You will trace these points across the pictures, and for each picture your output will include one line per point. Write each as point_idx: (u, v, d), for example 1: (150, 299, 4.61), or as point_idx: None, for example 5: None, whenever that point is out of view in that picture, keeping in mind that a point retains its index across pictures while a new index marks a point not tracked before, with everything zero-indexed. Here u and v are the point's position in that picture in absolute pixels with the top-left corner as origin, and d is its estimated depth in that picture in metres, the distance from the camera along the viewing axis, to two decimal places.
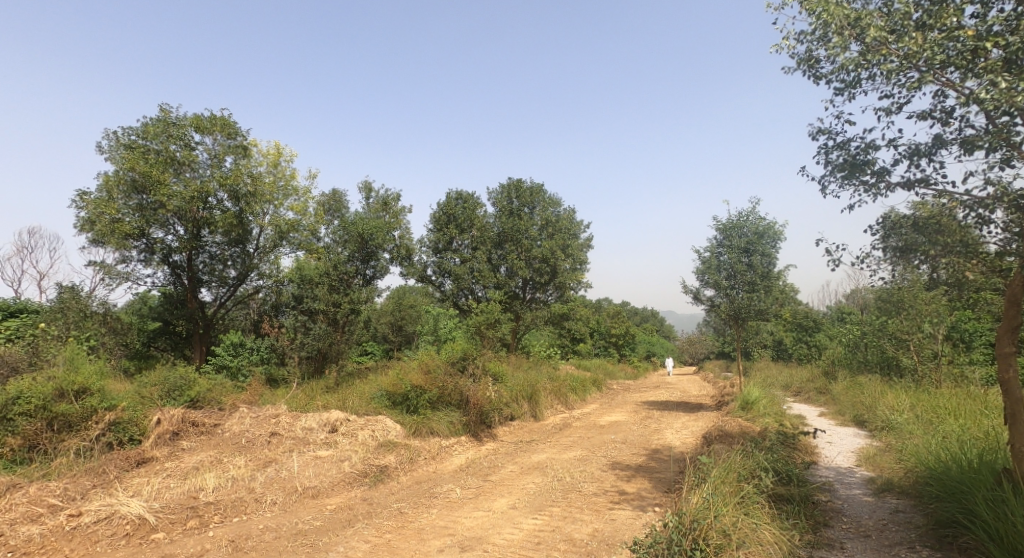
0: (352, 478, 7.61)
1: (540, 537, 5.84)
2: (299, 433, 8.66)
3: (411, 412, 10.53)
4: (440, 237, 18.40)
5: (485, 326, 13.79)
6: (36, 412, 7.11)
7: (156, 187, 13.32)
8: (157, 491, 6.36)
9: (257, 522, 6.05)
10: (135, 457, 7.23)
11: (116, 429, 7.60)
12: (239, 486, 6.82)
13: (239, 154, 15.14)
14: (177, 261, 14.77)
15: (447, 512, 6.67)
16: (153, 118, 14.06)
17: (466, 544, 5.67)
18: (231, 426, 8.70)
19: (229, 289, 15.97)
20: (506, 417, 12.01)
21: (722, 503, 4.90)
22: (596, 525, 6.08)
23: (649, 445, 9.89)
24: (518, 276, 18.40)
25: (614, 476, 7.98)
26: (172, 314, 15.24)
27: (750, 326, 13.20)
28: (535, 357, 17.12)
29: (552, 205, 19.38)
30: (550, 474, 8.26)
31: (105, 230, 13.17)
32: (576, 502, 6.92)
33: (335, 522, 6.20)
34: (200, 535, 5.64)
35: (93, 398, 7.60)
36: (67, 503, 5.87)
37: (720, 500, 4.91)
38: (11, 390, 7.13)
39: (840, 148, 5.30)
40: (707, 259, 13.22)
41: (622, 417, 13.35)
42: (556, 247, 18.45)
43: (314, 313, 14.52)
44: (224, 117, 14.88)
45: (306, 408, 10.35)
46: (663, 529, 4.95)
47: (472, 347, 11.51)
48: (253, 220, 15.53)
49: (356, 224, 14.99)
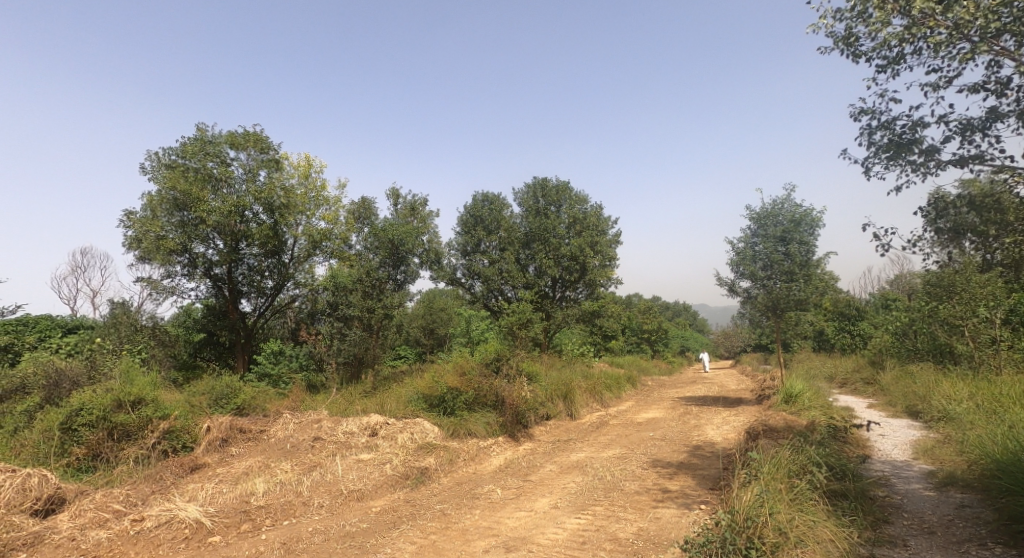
0: (395, 481, 7.72)
1: (585, 537, 5.80)
2: (340, 438, 8.84)
3: (448, 415, 10.60)
4: (469, 239, 18.83)
5: (517, 326, 13.89)
6: (97, 422, 7.44)
7: (196, 204, 13.82)
8: (211, 496, 6.59)
9: (306, 525, 6.19)
10: (189, 464, 7.49)
11: (170, 437, 7.90)
12: (287, 490, 6.99)
13: (272, 168, 15.51)
14: (218, 274, 15.23)
15: (490, 513, 6.69)
16: (191, 138, 14.56)
17: (511, 545, 5.69)
18: (276, 432, 8.91)
19: (267, 299, 16.39)
20: (542, 417, 12.02)
21: (776, 500, 4.78)
22: (641, 525, 6.00)
23: (689, 441, 9.73)
24: (547, 275, 18.43)
25: (656, 474, 7.86)
26: (215, 325, 15.77)
27: (790, 318, 12.80)
28: (568, 357, 16.98)
29: (579, 202, 19.26)
30: (590, 473, 8.21)
31: (151, 247, 13.79)
32: (619, 501, 6.85)
33: (380, 524, 6.31)
34: (254, 539, 5.80)
35: (148, 408, 7.91)
36: (130, 508, 6.11)
37: (773, 497, 4.79)
38: (75, 402, 7.51)
39: (885, 128, 5.11)
40: (741, 250, 12.92)
41: (659, 413, 13.16)
42: (585, 244, 18.31)
43: (349, 319, 14.72)
44: (256, 132, 15.32)
45: (346, 412, 10.60)
46: (714, 527, 4.87)
47: (504, 348, 11.63)
48: (288, 231, 15.87)
49: (386, 231, 15.30)
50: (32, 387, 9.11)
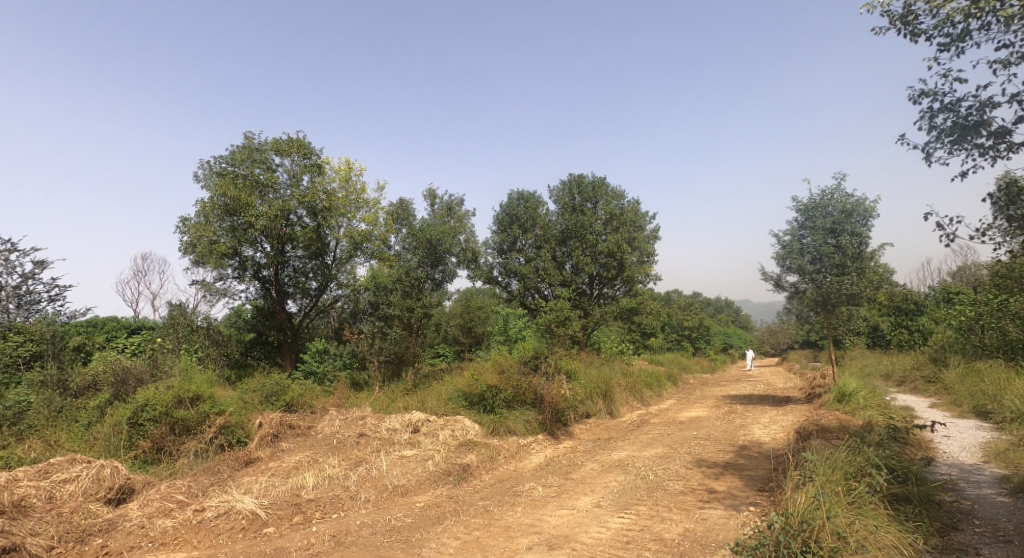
0: (437, 477, 7.85)
1: (629, 536, 5.76)
2: (384, 434, 9.04)
3: (488, 412, 10.68)
4: (504, 238, 19.02)
5: (555, 324, 13.88)
6: (160, 418, 7.86)
7: (245, 209, 14.37)
8: (265, 489, 6.86)
9: (355, 519, 6.37)
10: (243, 458, 7.82)
11: (226, 432, 8.25)
12: (336, 484, 7.21)
13: (315, 172, 15.95)
14: (265, 276, 15.76)
15: (532, 511, 6.72)
16: (239, 146, 15.15)
17: (554, 542, 5.71)
18: (323, 428, 9.20)
19: (312, 300, 16.86)
20: (581, 415, 11.97)
21: (833, 504, 4.62)
22: (687, 525, 5.91)
23: (734, 441, 9.50)
24: (584, 272, 18.38)
25: (701, 474, 7.72)
26: (264, 325, 16.35)
27: (841, 313, 12.32)
28: (607, 354, 16.85)
29: (616, 197, 19.02)
30: (632, 472, 8.13)
31: (205, 251, 14.44)
32: (663, 501, 6.76)
33: (425, 519, 6.42)
34: (306, 530, 6.01)
35: (205, 404, 8.28)
36: (191, 499, 6.42)
37: (830, 500, 4.63)
38: (139, 398, 7.94)
39: (948, 110, 4.87)
40: (787, 243, 12.52)
41: (703, 412, 12.89)
42: (622, 241, 18.15)
43: (389, 319, 15.10)
44: (299, 139, 15.80)
45: (389, 409, 10.85)
46: (767, 529, 4.75)
47: (542, 346, 11.65)
48: (330, 234, 16.31)
49: (424, 231, 15.56)
50: (102, 384, 9.67)
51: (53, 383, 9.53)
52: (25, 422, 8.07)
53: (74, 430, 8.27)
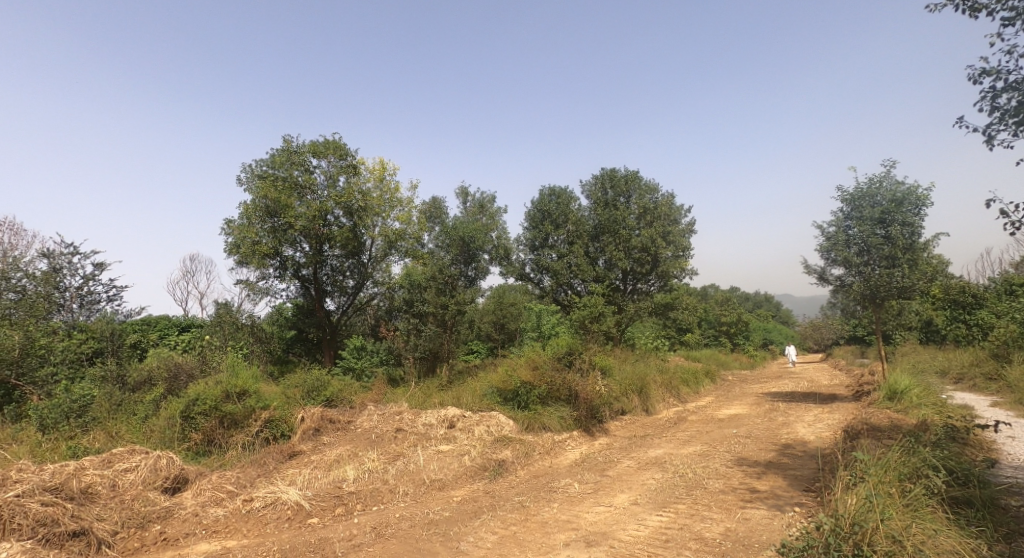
0: (473, 472, 7.92)
1: (668, 535, 5.70)
2: (420, 429, 9.18)
3: (522, 408, 10.71)
4: (536, 234, 18.98)
5: (589, 320, 13.78)
6: (210, 411, 8.19)
7: (285, 210, 14.79)
8: (309, 481, 7.08)
9: (395, 511, 6.50)
10: (287, 451, 8.07)
11: (271, 426, 8.52)
12: (375, 478, 7.37)
13: (350, 173, 16.25)
14: (305, 275, 16.20)
15: (569, 507, 6.72)
16: (279, 149, 15.57)
17: (592, 539, 5.69)
18: (362, 423, 9.40)
19: (349, 297, 17.24)
20: (616, 412, 11.88)
21: (887, 506, 4.48)
22: (729, 525, 5.81)
23: (777, 440, 9.26)
24: (617, 267, 18.22)
25: (742, 473, 7.56)
26: (304, 323, 16.89)
27: (891, 306, 11.84)
28: (642, 350, 16.66)
29: (649, 191, 18.75)
30: (670, 470, 8.03)
31: (248, 252, 14.92)
32: (703, 499, 6.66)
33: (463, 514, 6.50)
34: (348, 522, 6.17)
35: (251, 399, 8.57)
36: (240, 489, 6.67)
37: (884, 502, 4.49)
38: (191, 393, 8.27)
39: (1012, 89, 4.63)
40: (833, 234, 12.11)
41: (743, 410, 12.61)
42: (656, 235, 17.93)
43: (424, 316, 15.27)
44: (335, 140, 16.12)
45: (424, 405, 11.03)
46: (816, 531, 4.64)
47: (576, 342, 11.63)
48: (365, 233, 16.61)
49: (457, 229, 15.67)
50: (156, 379, 10.11)
51: (113, 378, 10.03)
52: (89, 414, 8.52)
53: (132, 422, 8.67)
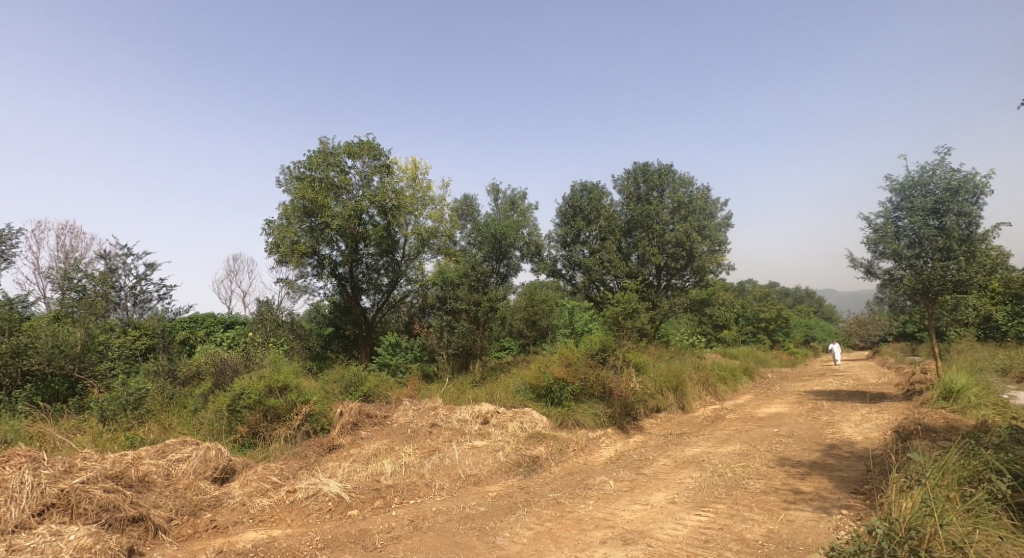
0: (508, 467, 7.97)
1: (707, 535, 5.61)
2: (455, 425, 9.28)
3: (556, 405, 10.71)
4: (568, 230, 18.85)
5: (622, 317, 13.69)
6: (255, 405, 8.46)
7: (322, 210, 15.14)
8: (348, 474, 7.25)
9: (431, 505, 6.59)
10: (327, 444, 8.27)
11: (311, 420, 8.75)
12: (412, 472, 7.49)
13: (384, 173, 16.49)
14: (341, 273, 16.53)
15: (604, 505, 6.68)
16: (315, 151, 15.92)
17: (628, 537, 5.66)
18: (398, 418, 9.56)
19: (384, 295, 17.50)
20: (651, 409, 11.75)
21: (946, 510, 4.31)
22: (771, 526, 5.68)
23: (821, 440, 8.99)
24: (651, 263, 18.01)
25: (784, 473, 7.37)
26: (341, 320, 17.16)
27: (946, 301, 11.29)
28: (677, 347, 16.40)
29: (683, 184, 18.43)
30: (708, 468, 7.90)
31: (287, 251, 15.31)
32: (743, 499, 6.53)
33: (498, 509, 6.54)
34: (386, 514, 6.29)
35: (293, 394, 8.83)
36: (284, 481, 6.89)
37: (943, 506, 4.32)
38: (236, 387, 8.55)
39: None
40: (881, 226, 11.65)
41: (784, 408, 12.29)
42: (690, 229, 17.61)
43: (457, 312, 15.46)
44: (369, 141, 16.38)
45: (458, 401, 11.13)
46: (868, 534, 4.51)
47: (609, 338, 11.52)
48: (399, 231, 16.85)
49: (489, 226, 15.72)
50: (205, 374, 10.55)
51: (164, 372, 10.51)
52: (143, 407, 8.95)
53: (183, 414, 9.08)
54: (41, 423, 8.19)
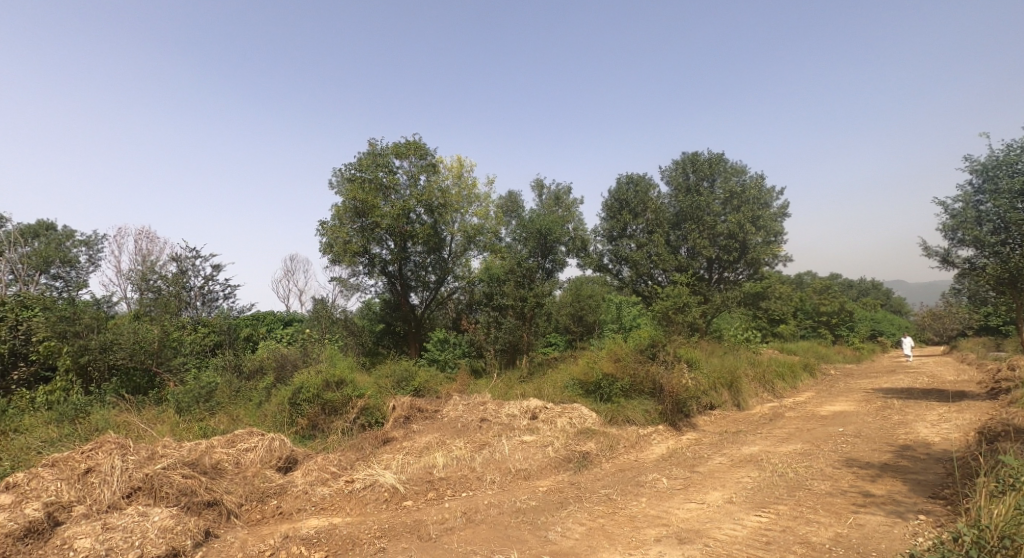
0: (558, 462, 7.93)
1: (769, 537, 5.40)
2: (504, 420, 9.32)
3: (605, 401, 10.64)
4: (614, 224, 18.59)
5: (672, 311, 13.39)
6: (314, 399, 8.78)
7: (371, 210, 15.53)
8: (402, 465, 7.40)
9: (483, 498, 6.65)
10: (381, 437, 8.47)
11: (366, 413, 8.99)
12: (463, 465, 7.57)
13: (430, 172, 16.69)
14: (391, 271, 16.86)
15: (658, 502, 6.55)
16: (364, 153, 16.31)
17: (684, 536, 5.52)
18: (449, 412, 9.68)
19: (432, 292, 17.65)
20: (705, 406, 11.44)
21: None
22: (839, 530, 5.41)
23: (892, 440, 8.49)
24: (702, 256, 17.54)
25: (852, 475, 7.01)
26: (391, 316, 17.44)
27: None
28: (731, 342, 15.85)
29: (735, 174, 17.83)
30: (768, 468, 7.61)
31: (340, 251, 15.76)
32: (807, 501, 6.25)
33: (549, 504, 6.52)
34: (440, 506, 6.39)
35: (348, 388, 9.11)
36: (342, 471, 7.10)
37: None
38: (296, 382, 8.89)
39: None
40: (961, 211, 10.88)
41: (849, 407, 11.70)
42: (744, 220, 16.98)
43: (504, 309, 15.41)
44: (416, 141, 16.64)
45: (507, 396, 11.18)
46: (953, 542, 4.22)
47: (660, 333, 11.22)
48: (445, 229, 17.07)
49: (534, 222, 15.70)
50: (267, 368, 11.02)
51: (231, 367, 11.06)
52: (213, 399, 9.46)
53: (249, 406, 9.52)
54: (126, 412, 8.79)
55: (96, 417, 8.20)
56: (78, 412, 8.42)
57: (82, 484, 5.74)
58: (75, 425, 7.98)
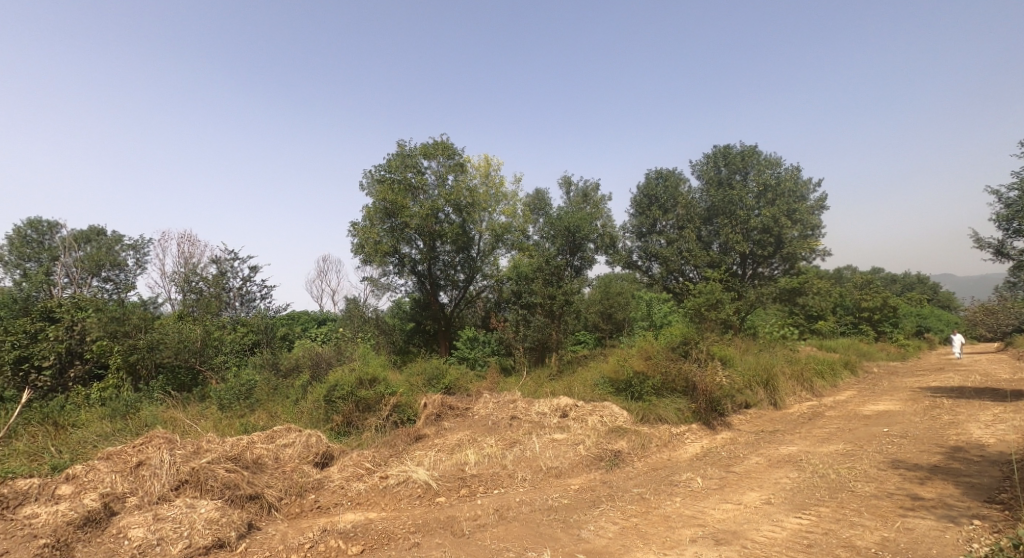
0: (589, 461, 7.86)
1: (811, 539, 5.24)
2: (534, 417, 9.30)
3: (636, 399, 10.49)
4: (644, 220, 18.35)
5: (705, 308, 13.12)
6: (348, 396, 8.93)
7: (400, 211, 15.68)
8: (435, 462, 7.46)
9: (515, 495, 6.64)
10: (413, 434, 8.55)
11: (399, 411, 9.10)
12: (494, 462, 7.58)
13: (458, 171, 16.77)
14: (420, 271, 17.00)
15: (692, 502, 6.42)
16: (393, 154, 16.49)
17: (721, 538, 5.40)
18: (479, 410, 9.71)
19: (461, 291, 17.76)
20: (740, 405, 11.19)
21: None
22: (886, 534, 5.20)
23: (941, 441, 8.12)
24: (735, 251, 17.13)
25: (899, 477, 6.74)
26: (421, 315, 17.59)
27: None
28: (766, 340, 15.44)
29: (769, 166, 17.37)
30: (807, 469, 7.38)
31: (371, 251, 15.97)
32: (850, 503, 6.04)
33: (582, 502, 6.47)
34: (472, 502, 6.40)
35: (381, 386, 9.24)
36: (376, 467, 7.19)
37: None
38: (331, 380, 9.06)
39: None
40: (1017, 200, 10.33)
41: (894, 407, 11.25)
42: (779, 214, 16.52)
43: (532, 307, 15.28)
44: (443, 141, 16.73)
45: (537, 394, 11.15)
46: (1015, 550, 4.00)
47: (692, 331, 10.97)
48: (473, 228, 17.13)
49: (562, 220, 15.61)
50: (303, 366, 11.25)
51: (269, 365, 11.31)
52: (253, 396, 9.71)
53: (286, 403, 9.73)
54: (172, 408, 9.12)
55: (145, 412, 8.53)
56: (129, 408, 8.79)
57: (133, 476, 5.96)
58: (127, 421, 8.32)
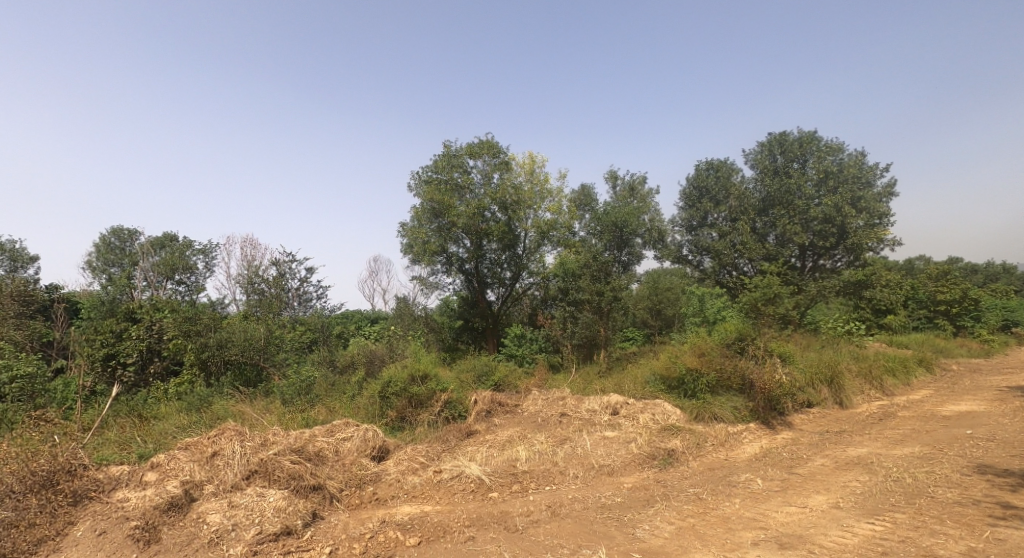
0: (643, 459, 7.68)
1: (886, 547, 4.92)
2: (585, 415, 9.18)
3: (690, 397, 10.17)
4: (694, 213, 17.85)
5: (761, 303, 12.58)
6: (401, 392, 9.07)
7: (447, 211, 15.86)
8: (487, 458, 7.47)
9: (567, 493, 6.56)
10: (465, 430, 8.60)
11: (450, 406, 9.18)
12: (545, 459, 7.52)
13: (504, 170, 16.80)
14: (468, 269, 17.14)
15: (753, 504, 6.16)
16: (440, 155, 16.68)
17: (785, 542, 5.15)
18: (529, 407, 9.67)
19: (507, 289, 17.76)
20: (801, 404, 10.69)
21: None
22: (972, 544, 4.82)
23: None
24: (793, 243, 16.31)
25: (986, 483, 6.23)
26: (469, 313, 17.71)
27: None
28: (828, 336, 14.68)
29: (830, 152, 16.49)
30: (879, 472, 6.95)
31: (420, 251, 16.24)
32: (929, 510, 5.63)
33: (635, 501, 6.32)
34: (524, 498, 6.38)
35: (433, 382, 9.34)
36: (430, 461, 7.28)
37: None
38: (384, 376, 9.23)
39: None
40: None
41: (977, 407, 10.43)
42: (841, 203, 15.67)
43: (579, 303, 15.05)
44: (489, 140, 16.77)
45: (586, 391, 11.05)
46: None
47: (748, 327, 10.52)
48: (519, 225, 17.10)
49: (609, 215, 15.35)
50: (358, 363, 11.55)
51: (326, 362, 11.66)
52: (312, 392, 10.04)
53: (343, 399, 10.01)
54: (241, 402, 9.56)
55: (217, 406, 8.98)
56: (203, 402, 9.29)
57: (209, 466, 6.28)
58: (201, 413, 8.80)
